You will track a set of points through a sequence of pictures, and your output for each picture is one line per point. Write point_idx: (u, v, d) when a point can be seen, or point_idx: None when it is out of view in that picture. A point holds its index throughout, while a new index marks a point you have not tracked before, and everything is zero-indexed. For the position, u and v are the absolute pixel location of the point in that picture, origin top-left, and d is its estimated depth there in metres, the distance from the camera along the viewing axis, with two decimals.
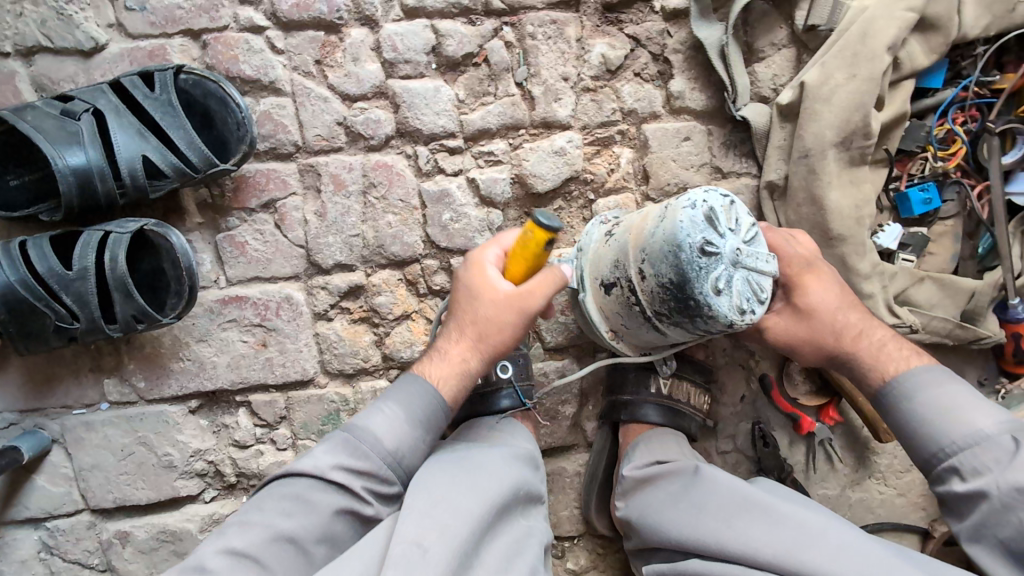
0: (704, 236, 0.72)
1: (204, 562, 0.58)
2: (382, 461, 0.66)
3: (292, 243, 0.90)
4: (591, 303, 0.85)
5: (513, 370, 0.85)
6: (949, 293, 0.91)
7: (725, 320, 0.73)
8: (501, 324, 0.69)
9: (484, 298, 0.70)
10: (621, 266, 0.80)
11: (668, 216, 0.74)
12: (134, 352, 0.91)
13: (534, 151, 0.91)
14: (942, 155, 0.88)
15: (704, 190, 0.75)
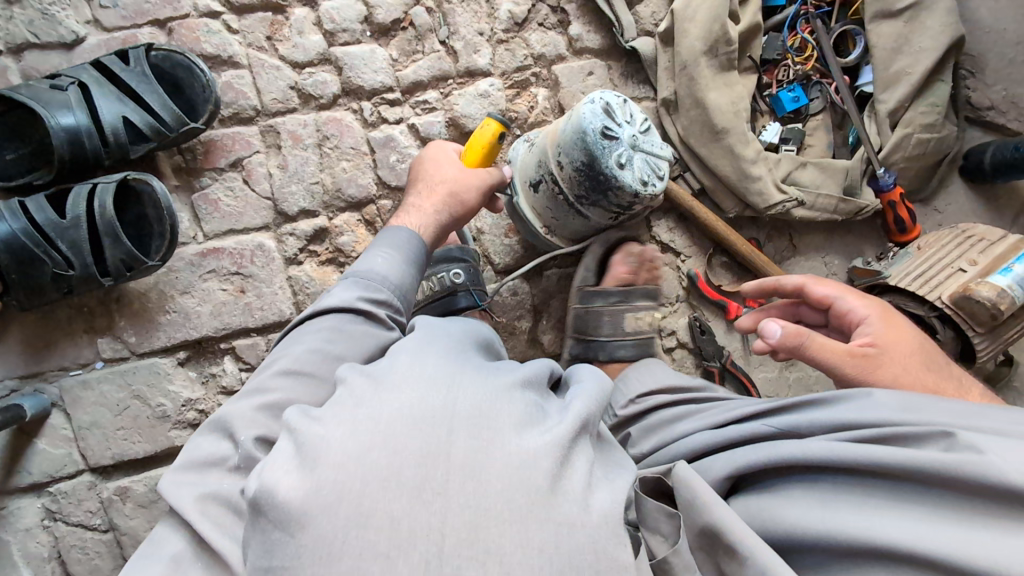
0: (605, 123, 0.83)
1: (263, 384, 0.60)
2: (394, 292, 0.71)
3: (260, 196, 1.02)
4: (525, 203, 0.99)
5: (466, 276, 0.97)
6: (829, 174, 1.07)
7: (630, 194, 0.84)
8: (466, 176, 0.83)
9: (450, 159, 0.85)
10: (544, 165, 0.92)
11: (575, 113, 0.85)
12: (123, 309, 1.01)
13: (463, 96, 1.06)
14: (800, 60, 1.06)
15: (601, 90, 0.86)
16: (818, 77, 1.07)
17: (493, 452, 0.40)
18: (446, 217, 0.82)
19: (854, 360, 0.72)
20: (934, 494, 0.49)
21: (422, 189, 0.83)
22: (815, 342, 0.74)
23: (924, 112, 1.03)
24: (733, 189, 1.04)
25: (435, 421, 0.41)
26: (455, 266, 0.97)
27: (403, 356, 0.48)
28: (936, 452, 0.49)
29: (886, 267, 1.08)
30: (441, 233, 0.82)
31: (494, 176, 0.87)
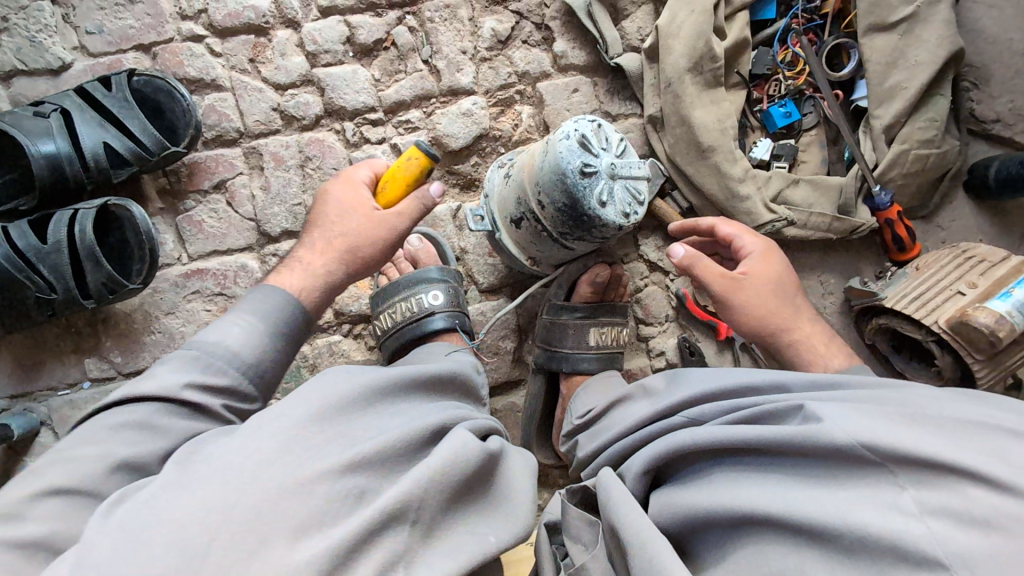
0: (582, 160, 0.80)
1: (19, 507, 0.50)
2: (239, 373, 0.64)
3: (243, 217, 1.03)
4: (508, 239, 0.95)
5: (443, 298, 0.96)
6: (822, 191, 1.03)
7: (614, 227, 0.84)
8: (366, 228, 0.79)
9: (351, 204, 0.80)
10: (523, 202, 0.88)
11: (550, 149, 0.82)
12: (110, 330, 1.02)
13: (445, 115, 1.05)
14: (792, 75, 1.03)
15: (574, 120, 0.82)
16: (811, 92, 1.04)
17: (251, 567, 0.40)
18: (345, 270, 0.79)
19: (725, 281, 0.83)
20: (806, 465, 0.52)
21: (318, 235, 0.79)
22: (703, 267, 0.84)
23: (922, 128, 0.99)
24: (721, 208, 1.02)
25: (255, 520, 0.42)
26: (433, 288, 0.96)
27: (263, 423, 0.48)
28: (806, 429, 0.51)
29: (882, 289, 1.03)
30: (345, 285, 0.80)
31: (406, 222, 0.82)
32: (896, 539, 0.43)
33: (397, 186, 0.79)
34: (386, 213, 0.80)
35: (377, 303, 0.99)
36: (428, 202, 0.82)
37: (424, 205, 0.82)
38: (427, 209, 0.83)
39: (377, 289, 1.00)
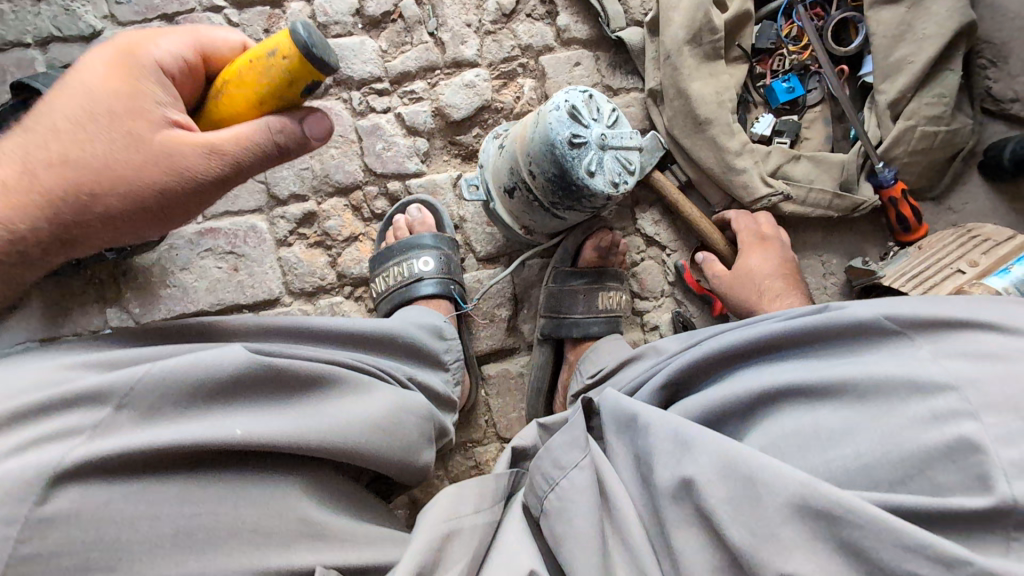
0: (572, 131, 0.80)
1: None
2: None
3: (254, 179, 1.08)
4: (501, 210, 0.93)
5: (434, 265, 1.01)
6: (824, 167, 1.02)
7: (604, 198, 0.84)
8: (118, 168, 0.57)
9: (126, 115, 0.57)
10: (516, 172, 0.87)
11: (540, 120, 0.83)
12: (129, 283, 1.09)
13: (448, 86, 1.08)
14: (796, 50, 1.02)
15: (565, 92, 0.83)
16: (816, 68, 1.03)
17: None
18: (74, 212, 0.58)
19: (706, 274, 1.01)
20: (828, 350, 0.57)
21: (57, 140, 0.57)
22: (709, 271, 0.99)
23: (930, 103, 0.96)
24: (717, 182, 1.01)
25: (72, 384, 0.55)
26: (426, 254, 1.00)
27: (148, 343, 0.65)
28: (831, 312, 0.57)
29: (882, 267, 1.02)
30: (73, 230, 0.59)
31: (225, 163, 0.59)
32: (918, 376, 0.48)
33: (252, 100, 0.57)
34: (182, 149, 0.58)
35: (374, 268, 1.04)
36: (269, 141, 0.58)
37: (279, 141, 0.59)
38: (278, 148, 0.59)
39: (377, 253, 1.05)
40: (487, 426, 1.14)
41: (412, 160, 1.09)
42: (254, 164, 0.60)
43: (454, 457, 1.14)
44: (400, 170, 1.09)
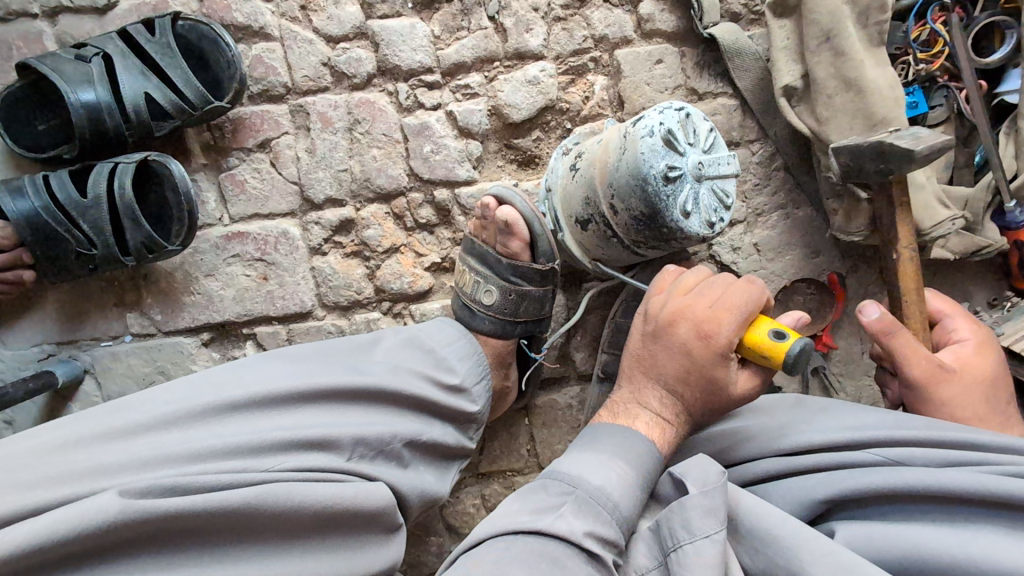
0: (667, 162, 0.67)
1: None
2: None
3: (287, 179, 0.97)
4: (570, 241, 0.81)
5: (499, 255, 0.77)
6: (942, 203, 0.88)
7: (697, 239, 0.72)
8: (670, 423, 0.67)
9: (680, 371, 0.66)
10: (592, 202, 0.75)
11: (628, 146, 0.69)
12: (151, 287, 1.00)
13: (508, 82, 0.94)
14: (925, 58, 0.86)
15: (658, 110, 0.70)
16: (944, 80, 0.87)
17: None
18: None
19: (929, 366, 0.69)
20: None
21: (627, 381, 0.71)
22: (903, 338, 0.69)
23: None
24: None
25: (51, 446, 0.53)
26: (490, 283, 0.77)
27: (161, 387, 0.60)
28: None
29: (997, 321, 0.89)
30: None
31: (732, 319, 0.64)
32: None
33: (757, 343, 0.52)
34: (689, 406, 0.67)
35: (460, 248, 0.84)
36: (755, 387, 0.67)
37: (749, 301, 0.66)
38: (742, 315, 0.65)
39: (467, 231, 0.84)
40: (528, 454, 1.07)
41: (463, 165, 0.97)
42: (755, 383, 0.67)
43: (492, 484, 1.07)
44: (449, 176, 0.97)
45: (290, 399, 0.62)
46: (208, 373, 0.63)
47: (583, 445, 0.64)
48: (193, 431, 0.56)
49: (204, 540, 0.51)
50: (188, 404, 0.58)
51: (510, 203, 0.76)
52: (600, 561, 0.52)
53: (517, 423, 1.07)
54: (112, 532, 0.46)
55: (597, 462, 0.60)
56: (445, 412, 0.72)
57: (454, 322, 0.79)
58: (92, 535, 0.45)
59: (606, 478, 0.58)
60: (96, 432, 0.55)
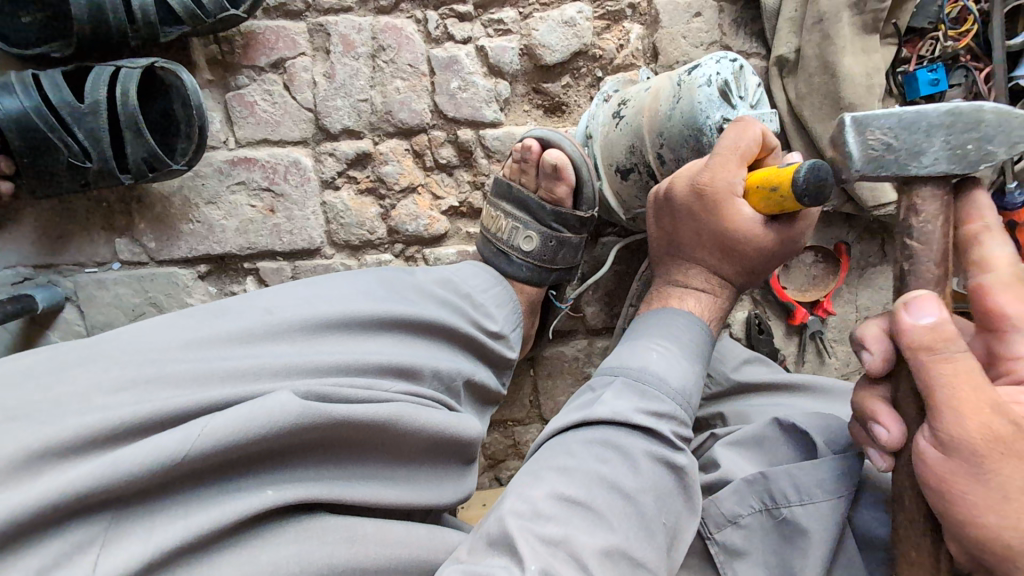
0: (722, 114, 0.67)
1: None
2: None
3: (301, 105, 0.91)
4: (607, 191, 0.81)
5: (537, 196, 0.77)
6: None
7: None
8: (707, 291, 0.73)
9: (694, 235, 0.70)
10: (637, 151, 0.74)
11: (683, 94, 0.68)
12: (144, 211, 0.92)
13: (544, 21, 0.91)
14: (953, 35, 0.88)
15: (715, 60, 0.68)
16: (966, 60, 0.89)
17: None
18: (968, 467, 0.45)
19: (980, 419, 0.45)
20: None
21: (664, 268, 0.77)
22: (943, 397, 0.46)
23: None
24: (841, 178, 0.89)
25: (158, 353, 0.49)
26: (531, 229, 0.77)
27: (226, 304, 0.57)
28: None
29: None
30: None
31: (730, 169, 0.64)
32: None
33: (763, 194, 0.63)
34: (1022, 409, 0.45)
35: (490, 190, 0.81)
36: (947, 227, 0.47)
37: (744, 144, 0.64)
38: (741, 158, 0.64)
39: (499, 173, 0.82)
40: (530, 405, 1.08)
41: (490, 106, 0.93)
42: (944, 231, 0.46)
43: (493, 433, 1.08)
44: (475, 117, 0.93)
45: (383, 326, 0.62)
46: (293, 287, 0.61)
47: (626, 338, 0.73)
48: (300, 345, 0.56)
49: (346, 454, 0.51)
50: (288, 317, 0.57)
51: (558, 149, 0.75)
52: (655, 433, 0.60)
53: (521, 374, 1.06)
54: (286, 435, 0.46)
55: (638, 350, 0.69)
56: (488, 357, 0.73)
57: (484, 267, 0.78)
58: (269, 435, 0.45)
59: (647, 361, 0.67)
60: (195, 339, 0.52)
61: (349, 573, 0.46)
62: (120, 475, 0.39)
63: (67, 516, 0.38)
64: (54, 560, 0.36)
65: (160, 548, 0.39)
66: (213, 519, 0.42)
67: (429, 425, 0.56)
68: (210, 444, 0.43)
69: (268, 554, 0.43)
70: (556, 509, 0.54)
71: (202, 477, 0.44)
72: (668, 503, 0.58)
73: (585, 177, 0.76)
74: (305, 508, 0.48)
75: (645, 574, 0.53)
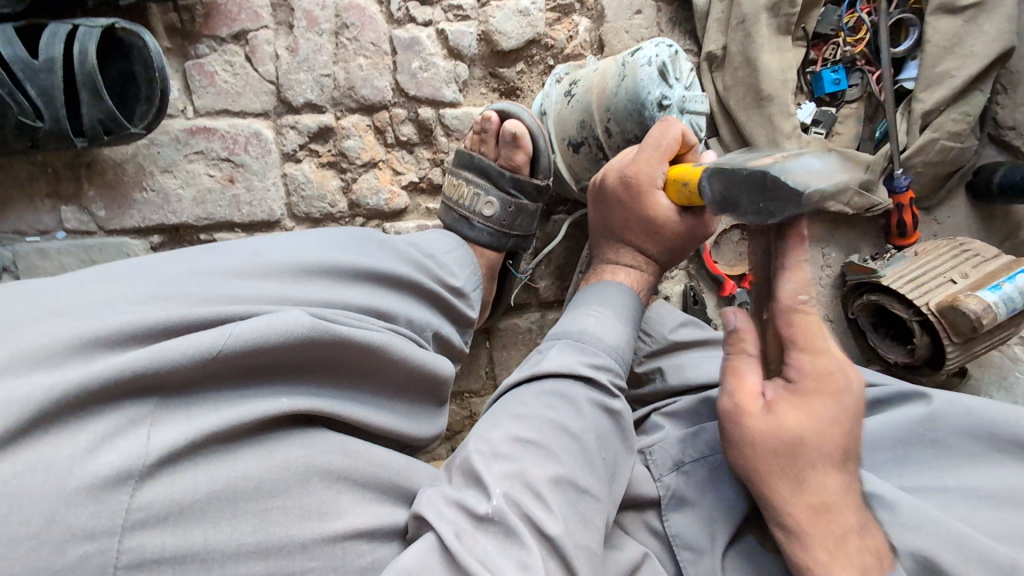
0: (661, 91, 0.76)
1: None
2: None
3: (263, 77, 0.93)
4: (561, 164, 0.88)
5: (496, 163, 0.85)
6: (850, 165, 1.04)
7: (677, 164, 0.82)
8: (635, 268, 0.80)
9: (624, 220, 0.78)
10: (587, 126, 0.82)
11: (627, 73, 0.77)
12: (95, 178, 0.91)
13: (500, 9, 0.97)
14: (851, 41, 1.04)
15: (654, 45, 0.77)
16: (862, 64, 1.04)
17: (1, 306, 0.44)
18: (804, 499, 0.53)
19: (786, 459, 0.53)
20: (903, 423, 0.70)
21: (600, 249, 0.84)
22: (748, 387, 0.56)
23: (954, 120, 1.01)
24: None
25: (155, 271, 0.53)
26: (492, 195, 0.85)
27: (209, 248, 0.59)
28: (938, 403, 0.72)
29: (882, 267, 1.10)
30: None
31: (654, 158, 0.73)
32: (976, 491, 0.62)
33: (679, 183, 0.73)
34: (793, 403, 0.53)
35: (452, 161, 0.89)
36: (767, 259, 0.56)
37: (665, 138, 0.72)
38: (662, 150, 0.73)
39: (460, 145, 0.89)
40: (486, 376, 1.12)
41: (449, 87, 0.99)
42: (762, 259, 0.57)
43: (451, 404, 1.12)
44: (435, 96, 0.99)
45: (367, 276, 0.66)
46: (283, 237, 0.64)
47: (569, 308, 0.78)
48: (290, 284, 0.59)
49: (341, 377, 0.56)
50: (278, 259, 0.60)
51: (516, 120, 0.84)
52: (596, 383, 0.66)
53: (478, 345, 1.11)
54: (298, 347, 0.51)
55: (579, 315, 0.74)
56: (451, 316, 0.78)
57: (446, 233, 0.85)
58: (282, 346, 0.50)
59: (586, 325, 0.72)
60: (193, 274, 0.54)
61: (345, 479, 0.51)
62: (164, 365, 0.43)
63: (117, 395, 0.42)
64: (113, 431, 0.40)
65: (201, 430, 0.43)
66: (240, 415, 0.46)
67: (409, 352, 0.62)
68: (239, 347, 0.47)
69: (284, 454, 0.48)
70: (513, 449, 0.59)
71: (227, 379, 0.48)
72: (607, 442, 0.63)
73: (543, 149, 0.85)
74: (306, 422, 0.53)
75: (590, 500, 0.58)
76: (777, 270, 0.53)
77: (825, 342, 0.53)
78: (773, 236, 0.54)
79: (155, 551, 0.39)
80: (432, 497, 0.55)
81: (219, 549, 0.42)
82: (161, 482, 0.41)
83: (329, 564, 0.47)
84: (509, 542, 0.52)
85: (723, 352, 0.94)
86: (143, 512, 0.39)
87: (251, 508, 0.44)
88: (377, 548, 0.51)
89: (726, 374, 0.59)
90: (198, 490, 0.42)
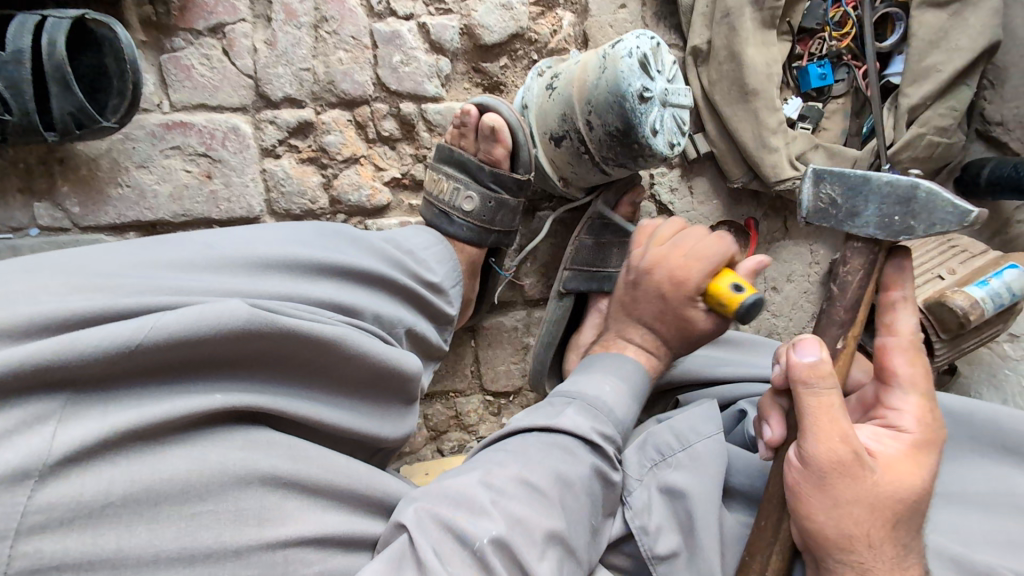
0: (642, 83, 0.75)
1: None
2: None
3: (240, 71, 0.91)
4: (543, 158, 0.87)
5: (473, 157, 0.84)
6: (836, 162, 1.03)
7: (659, 157, 0.80)
8: (651, 352, 0.79)
9: (657, 312, 0.77)
10: (568, 119, 0.81)
11: (608, 65, 0.75)
12: (68, 174, 0.88)
13: (483, 2, 0.96)
14: (837, 36, 1.03)
15: (635, 36, 0.76)
16: (848, 59, 1.04)
17: None
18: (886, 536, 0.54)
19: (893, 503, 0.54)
20: None
21: (613, 323, 0.83)
22: (838, 428, 0.54)
23: (941, 114, 1.00)
24: (747, 156, 1.00)
25: (114, 266, 0.52)
26: (472, 189, 0.84)
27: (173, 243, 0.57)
28: None
29: None
30: None
31: (698, 274, 0.73)
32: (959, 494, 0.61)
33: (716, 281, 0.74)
34: (902, 454, 0.56)
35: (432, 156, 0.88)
36: (868, 281, 0.58)
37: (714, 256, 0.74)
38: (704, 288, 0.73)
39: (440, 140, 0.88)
40: (471, 375, 1.10)
41: (432, 81, 0.98)
42: (863, 281, 0.57)
43: (435, 405, 1.10)
44: (417, 90, 0.97)
45: (327, 271, 0.65)
46: (236, 230, 0.63)
47: (579, 370, 0.76)
48: (242, 278, 0.58)
49: (289, 372, 0.56)
50: (231, 253, 0.59)
51: (495, 112, 0.82)
52: (602, 451, 0.63)
53: (463, 344, 1.09)
54: (235, 342, 0.50)
55: (592, 379, 0.72)
56: (428, 311, 0.77)
57: (426, 229, 0.83)
58: (217, 338, 0.49)
59: (602, 390, 0.70)
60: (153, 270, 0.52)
61: (291, 482, 0.51)
62: (76, 356, 0.42)
63: (24, 389, 0.41)
64: (15, 426, 0.39)
65: (116, 429, 0.42)
66: (165, 410, 0.45)
67: (366, 347, 0.60)
68: (163, 339, 0.46)
69: (215, 453, 0.47)
70: (519, 491, 0.56)
71: (153, 374, 0.47)
72: (598, 505, 0.62)
73: (523, 144, 0.84)
74: (247, 421, 0.52)
75: (573, 561, 0.56)
76: (892, 308, 0.59)
77: (931, 395, 0.59)
78: (885, 261, 0.58)
79: (56, 556, 0.38)
80: (420, 514, 0.53)
81: (138, 554, 0.41)
82: (68, 482, 0.40)
83: (268, 572, 0.46)
84: (479, 574, 0.50)
85: (709, 349, 0.93)
86: (42, 515, 0.38)
87: (179, 513, 0.43)
88: (327, 557, 0.51)
89: (814, 414, 0.54)
90: (112, 492, 0.41)
